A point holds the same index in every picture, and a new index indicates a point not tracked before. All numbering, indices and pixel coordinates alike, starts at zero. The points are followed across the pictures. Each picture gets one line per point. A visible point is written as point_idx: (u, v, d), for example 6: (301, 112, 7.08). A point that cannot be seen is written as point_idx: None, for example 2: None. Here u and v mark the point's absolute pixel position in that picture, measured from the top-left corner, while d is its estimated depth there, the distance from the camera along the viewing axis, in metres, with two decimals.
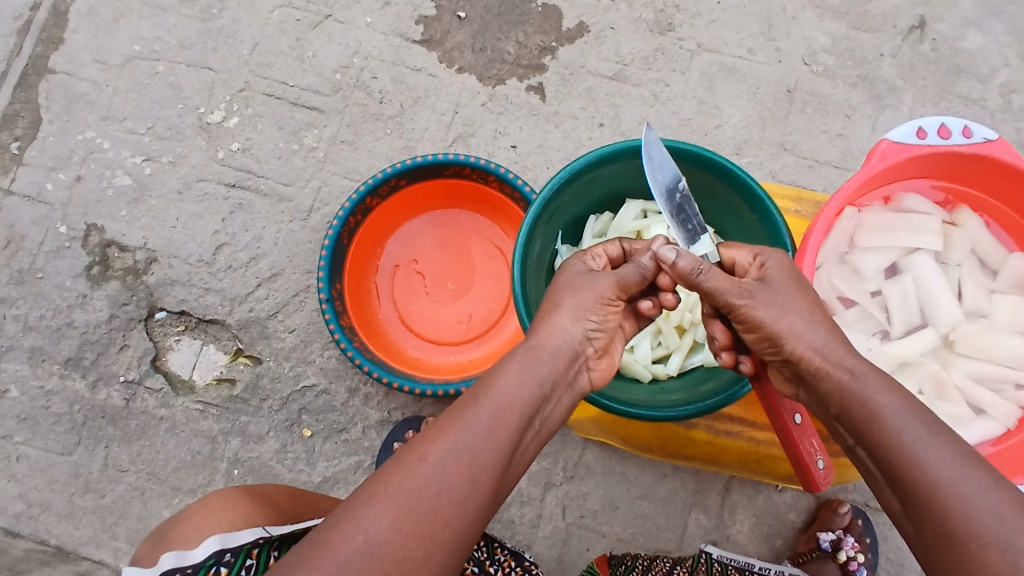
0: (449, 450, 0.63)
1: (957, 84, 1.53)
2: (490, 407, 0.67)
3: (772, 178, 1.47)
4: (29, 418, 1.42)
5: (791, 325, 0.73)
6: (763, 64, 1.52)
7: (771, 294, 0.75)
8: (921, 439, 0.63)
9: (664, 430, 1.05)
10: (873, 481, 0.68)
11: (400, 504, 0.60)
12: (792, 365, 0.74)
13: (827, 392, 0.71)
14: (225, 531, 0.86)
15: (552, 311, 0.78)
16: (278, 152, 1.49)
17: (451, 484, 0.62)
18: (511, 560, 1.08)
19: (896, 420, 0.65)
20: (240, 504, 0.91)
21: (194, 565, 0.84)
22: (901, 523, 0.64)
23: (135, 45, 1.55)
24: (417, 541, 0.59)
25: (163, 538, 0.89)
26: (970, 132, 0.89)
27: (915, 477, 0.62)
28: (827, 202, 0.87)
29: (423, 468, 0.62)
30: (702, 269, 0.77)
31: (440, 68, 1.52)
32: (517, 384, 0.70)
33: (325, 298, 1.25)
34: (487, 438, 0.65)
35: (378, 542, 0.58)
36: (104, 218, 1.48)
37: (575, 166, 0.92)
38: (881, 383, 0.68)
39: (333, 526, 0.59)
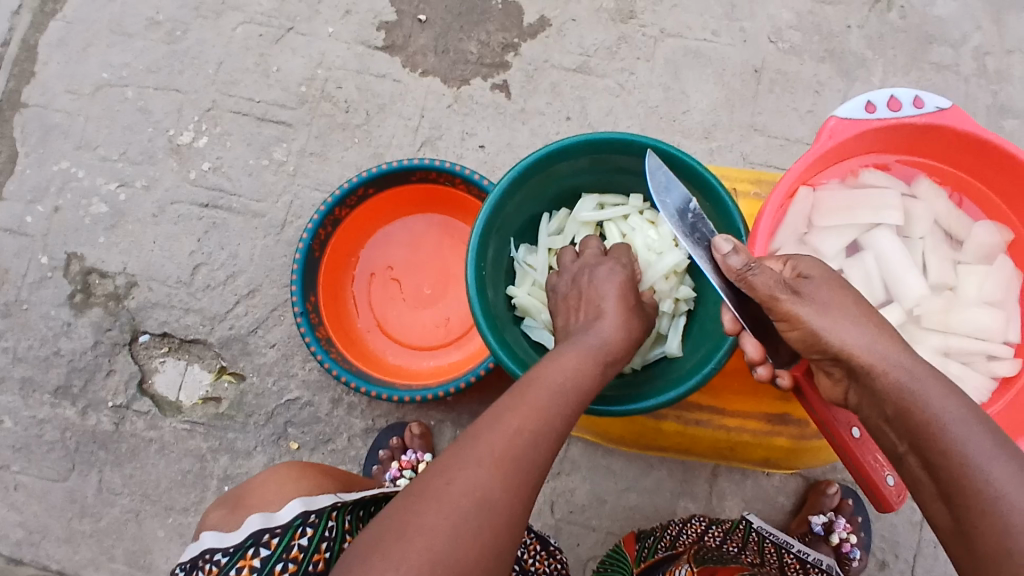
0: (543, 421, 0.68)
1: (928, 51, 1.51)
2: (567, 383, 0.72)
3: (743, 160, 1.45)
4: (23, 447, 1.44)
5: (835, 323, 0.68)
6: (729, 46, 1.50)
7: (813, 289, 0.71)
8: (984, 452, 0.59)
9: (634, 423, 1.03)
10: (918, 488, 0.65)
11: (508, 469, 0.64)
12: (839, 362, 0.69)
13: (881, 392, 0.66)
14: (306, 496, 0.85)
15: (609, 297, 0.82)
16: (249, 168, 1.50)
17: (543, 452, 0.67)
18: (536, 542, 1.08)
19: (961, 430, 0.61)
20: (310, 474, 0.90)
21: (283, 525, 0.81)
22: (946, 536, 0.62)
23: (104, 72, 1.57)
24: (519, 500, 0.64)
25: (240, 505, 0.87)
26: (921, 102, 0.88)
27: (976, 490, 0.58)
28: (776, 185, 0.86)
29: (520, 436, 0.66)
30: (754, 266, 0.71)
31: (405, 73, 1.52)
32: (589, 362, 0.74)
33: (299, 312, 1.26)
34: (567, 413, 0.70)
35: (493, 501, 0.62)
36: (84, 247, 1.49)
37: (522, 167, 0.92)
38: (942, 389, 0.63)
39: (447, 483, 0.63)
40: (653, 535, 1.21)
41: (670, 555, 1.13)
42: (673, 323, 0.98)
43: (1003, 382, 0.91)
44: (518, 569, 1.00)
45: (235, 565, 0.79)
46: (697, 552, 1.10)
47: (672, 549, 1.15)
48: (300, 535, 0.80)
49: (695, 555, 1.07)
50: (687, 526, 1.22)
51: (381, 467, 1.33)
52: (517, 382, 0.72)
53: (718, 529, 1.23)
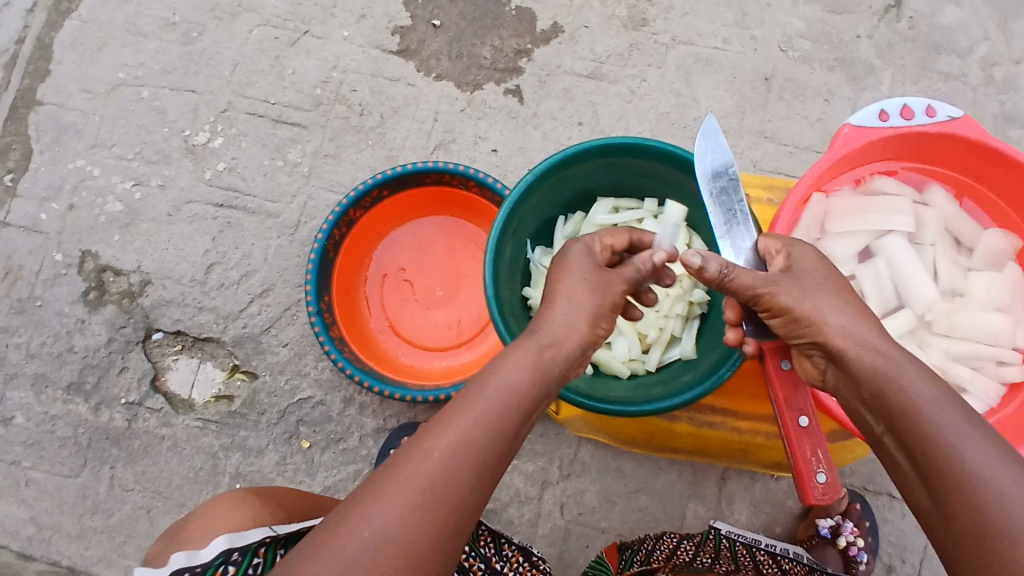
0: (456, 446, 0.65)
1: (936, 61, 1.53)
2: (495, 397, 0.69)
3: (754, 166, 1.47)
4: (35, 444, 1.45)
5: (818, 307, 0.73)
6: (739, 54, 1.52)
7: (796, 276, 0.75)
8: (959, 432, 0.62)
9: (648, 424, 1.05)
10: (898, 471, 0.67)
11: (408, 500, 0.62)
12: (819, 347, 0.74)
13: (859, 373, 0.70)
14: (233, 531, 0.87)
15: (561, 298, 0.79)
16: (263, 169, 1.51)
17: (455, 478, 0.64)
18: (519, 555, 1.13)
19: (934, 410, 0.64)
20: (245, 504, 0.92)
21: (203, 564, 0.83)
22: (925, 516, 0.63)
23: (120, 72, 1.58)
24: (424, 532, 0.62)
25: (173, 539, 0.90)
26: (931, 112, 0.90)
27: (952, 469, 0.61)
28: (792, 190, 0.88)
29: (429, 461, 0.64)
30: (727, 272, 0.76)
31: (418, 77, 1.53)
32: (524, 371, 0.71)
33: (313, 311, 1.27)
34: (489, 434, 0.67)
35: (387, 535, 0.61)
36: (98, 245, 1.51)
37: (541, 170, 0.93)
38: (918, 373, 0.67)
39: (341, 520, 0.62)
40: (631, 547, 1.21)
41: (645, 570, 1.12)
42: (686, 327, 1.00)
43: (1011, 387, 0.92)
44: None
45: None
46: (673, 567, 1.10)
47: (648, 563, 1.14)
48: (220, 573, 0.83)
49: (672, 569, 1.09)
50: (660, 540, 1.22)
51: None
52: (446, 404, 0.71)
53: (690, 543, 1.21)
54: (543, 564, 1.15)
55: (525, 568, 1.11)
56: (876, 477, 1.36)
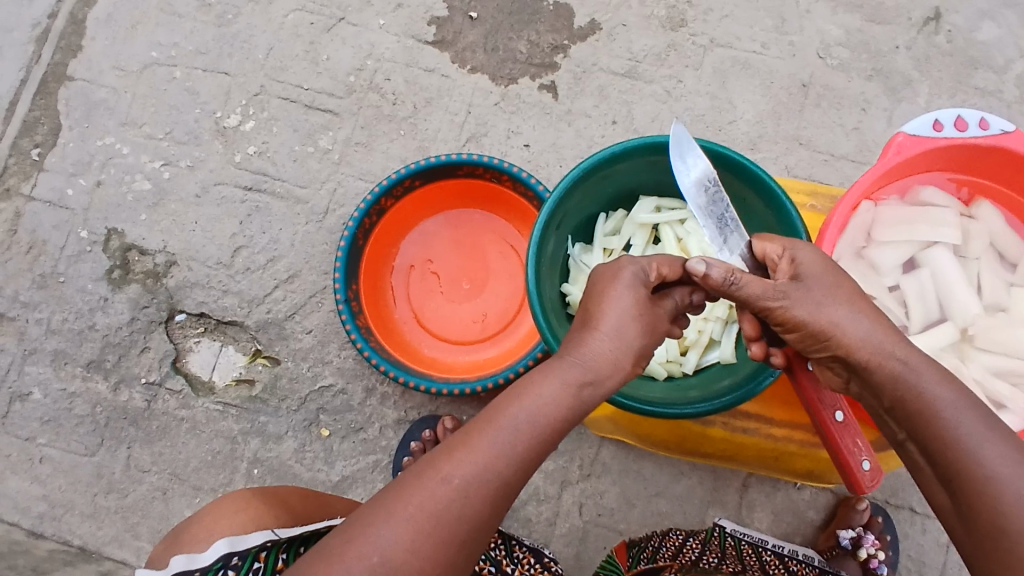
0: (473, 476, 0.65)
1: (974, 75, 1.52)
2: (520, 429, 0.67)
3: (787, 173, 1.46)
4: (52, 420, 1.44)
5: (832, 318, 0.71)
6: (777, 59, 1.51)
7: (807, 288, 0.73)
8: (977, 435, 0.63)
9: (681, 427, 1.04)
10: (919, 474, 0.69)
11: (418, 528, 0.62)
12: (838, 358, 0.73)
13: (879, 382, 0.70)
14: (234, 534, 0.85)
15: (606, 328, 0.73)
16: (294, 154, 1.50)
17: (468, 509, 0.64)
18: (531, 556, 1.12)
19: (953, 413, 0.65)
20: (251, 505, 0.90)
21: (203, 568, 0.82)
22: (946, 516, 0.65)
23: (153, 51, 1.58)
24: (432, 562, 0.62)
25: (177, 539, 0.89)
26: (987, 124, 0.88)
27: (971, 472, 0.62)
28: (842, 197, 0.87)
29: (444, 490, 0.64)
30: (734, 278, 0.73)
31: (453, 69, 1.52)
32: (555, 405, 0.68)
33: (341, 299, 1.26)
34: (507, 467, 0.66)
35: (394, 561, 0.61)
36: (124, 223, 1.50)
37: (587, 165, 0.92)
38: (937, 375, 0.68)
39: (348, 540, 0.62)
40: (638, 546, 1.19)
41: (652, 567, 1.09)
42: (726, 330, 0.97)
43: None
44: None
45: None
46: (680, 565, 1.07)
47: (655, 561, 1.11)
48: None
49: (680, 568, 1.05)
50: (666, 539, 1.20)
51: (412, 457, 1.32)
52: (468, 422, 0.69)
53: (696, 541, 1.19)
54: (554, 566, 1.13)
55: (537, 569, 1.09)
56: (898, 491, 1.35)
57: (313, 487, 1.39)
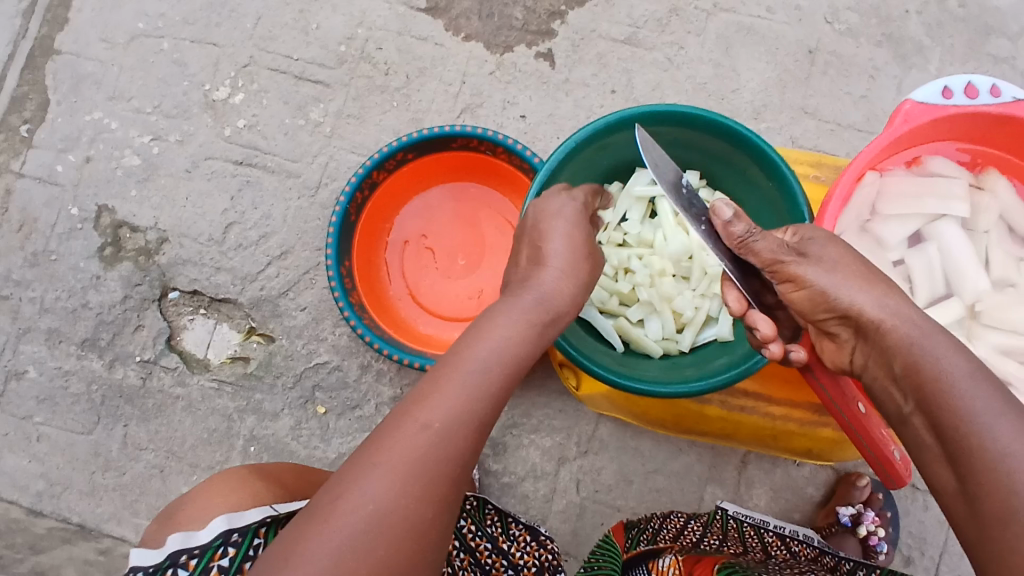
0: (453, 418, 0.62)
1: (986, 41, 1.46)
2: (492, 364, 0.66)
3: (792, 144, 1.42)
4: (48, 399, 1.44)
5: (843, 279, 0.70)
6: (783, 24, 1.45)
7: (819, 248, 0.72)
8: (991, 408, 0.58)
9: (677, 406, 1.02)
10: (923, 453, 0.64)
11: (406, 475, 0.59)
12: (848, 320, 0.70)
13: (892, 345, 0.67)
14: (232, 511, 0.83)
15: (552, 262, 0.76)
16: (285, 127, 1.47)
17: (454, 450, 0.62)
18: (527, 534, 1.10)
19: (967, 385, 0.60)
20: (247, 484, 0.88)
21: (201, 546, 0.80)
22: (949, 499, 0.60)
23: (140, 22, 1.53)
24: (427, 506, 0.60)
25: (169, 520, 0.85)
26: (998, 91, 0.84)
27: (981, 447, 0.57)
28: (847, 167, 0.83)
29: (426, 435, 0.61)
30: (754, 232, 0.74)
31: (447, 37, 1.48)
32: (520, 335, 0.69)
33: (333, 275, 1.23)
34: (486, 403, 0.64)
35: (387, 512, 0.58)
36: (115, 200, 1.48)
37: (581, 136, 0.88)
38: (951, 347, 0.64)
39: (335, 499, 0.58)
40: (637, 526, 1.16)
41: (652, 549, 1.08)
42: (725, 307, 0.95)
43: None
44: (504, 564, 1.03)
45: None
46: (680, 548, 1.08)
47: (655, 543, 1.10)
48: (217, 557, 0.79)
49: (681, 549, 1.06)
50: (667, 519, 1.18)
51: None
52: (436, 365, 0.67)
53: (698, 523, 1.17)
54: (551, 544, 1.11)
55: (535, 547, 1.08)
56: None
57: (310, 465, 1.38)
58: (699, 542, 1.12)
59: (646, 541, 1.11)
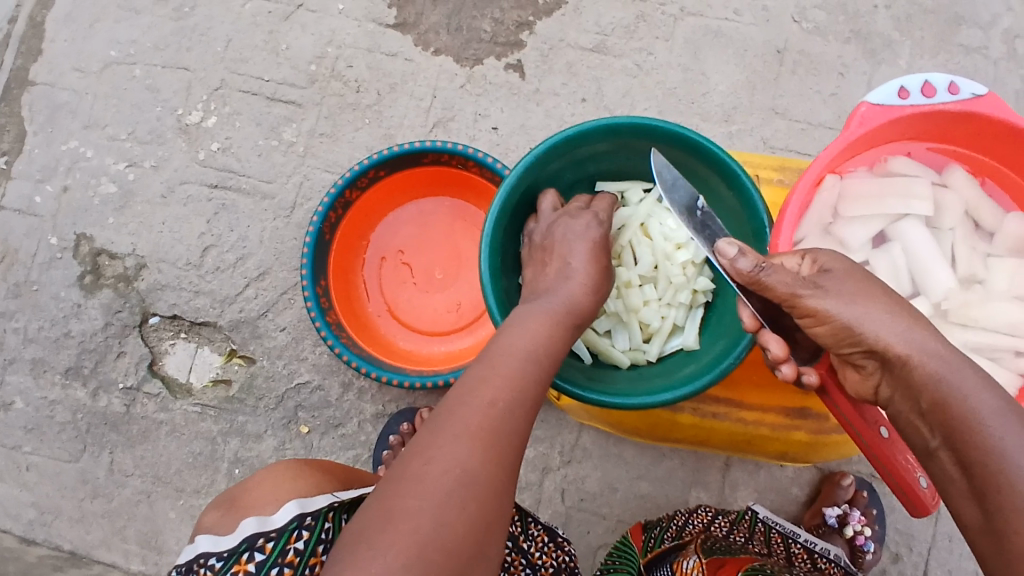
0: (514, 393, 0.68)
1: (957, 33, 1.46)
2: (536, 349, 0.73)
3: (763, 145, 1.42)
4: (34, 428, 1.44)
5: (866, 313, 0.67)
6: (751, 25, 1.46)
7: (837, 282, 0.69)
8: (1022, 448, 0.57)
9: (650, 416, 1.02)
10: (950, 487, 0.63)
11: (484, 442, 0.63)
12: (872, 355, 0.67)
13: (919, 382, 0.64)
14: (302, 497, 0.81)
15: (573, 261, 0.84)
16: (259, 149, 1.47)
17: (519, 422, 0.67)
18: (544, 534, 1.06)
19: (997, 422, 0.59)
20: (305, 474, 0.87)
21: (277, 529, 0.77)
22: (973, 534, 0.60)
23: (112, 50, 1.54)
24: (501, 471, 0.64)
25: (231, 508, 0.82)
26: (955, 88, 0.83)
27: (1011, 489, 0.56)
28: (804, 172, 0.83)
29: (496, 408, 0.66)
30: (764, 266, 0.71)
31: (417, 52, 1.48)
32: (554, 323, 0.76)
33: (309, 296, 1.24)
34: (538, 382, 0.71)
35: (473, 473, 0.62)
36: (93, 227, 1.48)
37: (540, 151, 0.88)
38: (980, 382, 0.62)
39: (424, 463, 0.62)
40: (657, 525, 1.17)
41: (676, 546, 1.10)
42: (690, 315, 0.97)
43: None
44: (524, 564, 0.99)
45: (229, 570, 0.74)
46: (704, 542, 1.09)
47: (679, 539, 1.12)
48: (294, 539, 0.76)
49: (702, 546, 1.05)
50: (693, 516, 1.19)
51: (391, 451, 1.31)
52: (486, 353, 0.72)
53: (725, 520, 1.20)
54: (567, 545, 1.10)
55: (552, 548, 1.05)
56: None
57: None
58: (725, 538, 1.15)
59: (670, 539, 1.12)
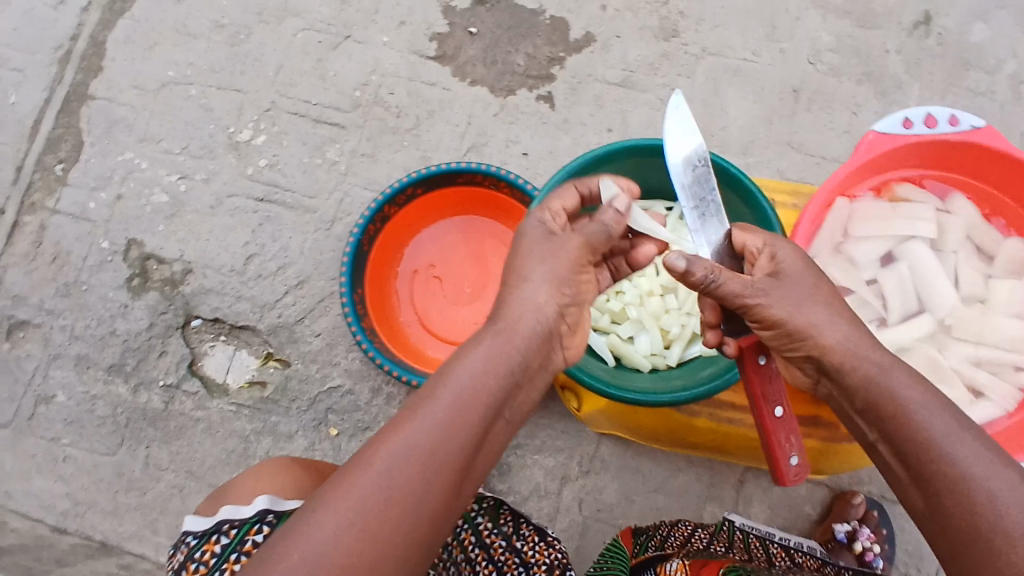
0: (402, 456, 0.62)
1: (963, 77, 1.55)
2: (449, 401, 0.65)
3: (779, 176, 1.50)
4: (75, 421, 1.51)
5: (810, 319, 0.75)
6: (768, 65, 1.56)
7: (787, 287, 0.76)
8: (948, 435, 0.66)
9: (668, 418, 1.08)
10: (893, 476, 0.71)
11: (354, 513, 0.59)
12: (813, 358, 0.76)
13: (854, 383, 0.73)
14: (274, 494, 0.88)
15: (528, 280, 0.76)
16: (303, 166, 1.57)
17: (407, 489, 0.61)
18: (535, 534, 1.07)
19: (924, 415, 0.67)
20: (289, 472, 0.95)
21: (241, 519, 0.85)
22: (919, 516, 0.67)
23: (170, 71, 1.66)
24: (371, 544, 0.59)
25: (222, 495, 0.93)
26: (955, 120, 0.92)
27: (943, 471, 0.64)
28: (816, 193, 0.91)
29: (379, 473, 0.61)
30: (715, 274, 0.76)
31: (454, 81, 1.59)
32: (478, 372, 0.67)
33: (347, 303, 1.31)
34: (442, 443, 0.63)
35: (331, 548, 0.58)
36: (144, 234, 1.58)
37: (574, 167, 0.97)
38: (908, 379, 0.71)
39: (293, 533, 0.59)
40: (646, 533, 1.23)
41: (659, 554, 1.12)
42: None
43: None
44: (516, 563, 1.02)
45: (200, 547, 0.85)
46: (686, 552, 1.11)
47: (662, 549, 1.14)
48: (254, 532, 0.84)
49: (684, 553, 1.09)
50: (674, 528, 1.22)
51: None
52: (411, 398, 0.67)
53: (704, 531, 1.22)
54: (558, 544, 1.08)
55: (542, 548, 1.05)
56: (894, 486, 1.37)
57: None
58: (706, 548, 1.15)
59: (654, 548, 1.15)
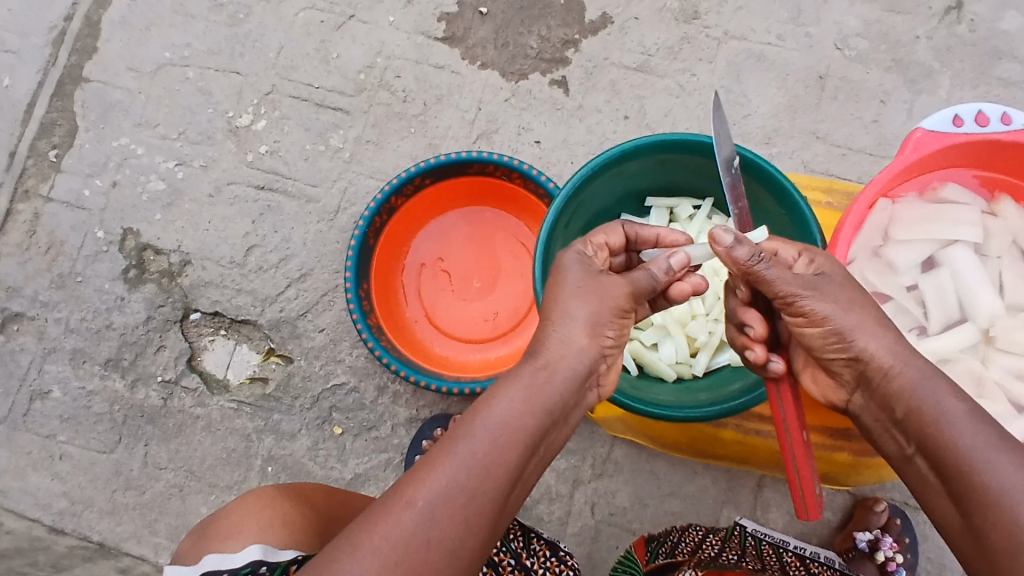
0: (440, 497, 0.60)
1: (996, 66, 1.47)
2: (483, 439, 0.63)
3: (803, 168, 1.44)
4: (71, 418, 1.47)
5: (858, 323, 0.71)
6: (793, 51, 1.48)
7: (831, 285, 0.72)
8: (987, 445, 0.61)
9: (692, 429, 1.03)
10: (925, 489, 0.66)
11: (387, 558, 0.58)
12: (856, 364, 0.72)
13: (895, 391, 0.68)
14: (265, 542, 0.81)
15: (562, 318, 0.74)
16: (305, 154, 1.51)
17: (443, 533, 0.59)
18: (546, 548, 1.05)
19: (962, 423, 0.63)
20: (278, 505, 0.88)
21: (232, 570, 0.80)
22: (953, 534, 0.63)
23: (166, 52, 1.58)
24: None
25: (206, 533, 0.87)
26: (1008, 118, 0.85)
27: (981, 484, 0.60)
28: (858, 195, 0.85)
29: (411, 517, 0.59)
30: (761, 256, 0.74)
31: (464, 65, 1.51)
32: (514, 410, 0.66)
33: (353, 299, 1.26)
34: (480, 486, 0.62)
35: None
36: (140, 223, 1.52)
37: (596, 164, 0.91)
38: (947, 388, 0.66)
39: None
40: (657, 540, 1.17)
41: (670, 563, 1.08)
42: None
43: None
44: None
45: None
46: (698, 562, 1.07)
47: (673, 557, 1.10)
48: None
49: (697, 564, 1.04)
50: (685, 534, 1.18)
51: None
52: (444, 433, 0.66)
53: (716, 538, 1.18)
54: (571, 560, 1.06)
55: (555, 565, 1.03)
56: None
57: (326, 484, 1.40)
58: (716, 556, 1.11)
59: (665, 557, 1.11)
